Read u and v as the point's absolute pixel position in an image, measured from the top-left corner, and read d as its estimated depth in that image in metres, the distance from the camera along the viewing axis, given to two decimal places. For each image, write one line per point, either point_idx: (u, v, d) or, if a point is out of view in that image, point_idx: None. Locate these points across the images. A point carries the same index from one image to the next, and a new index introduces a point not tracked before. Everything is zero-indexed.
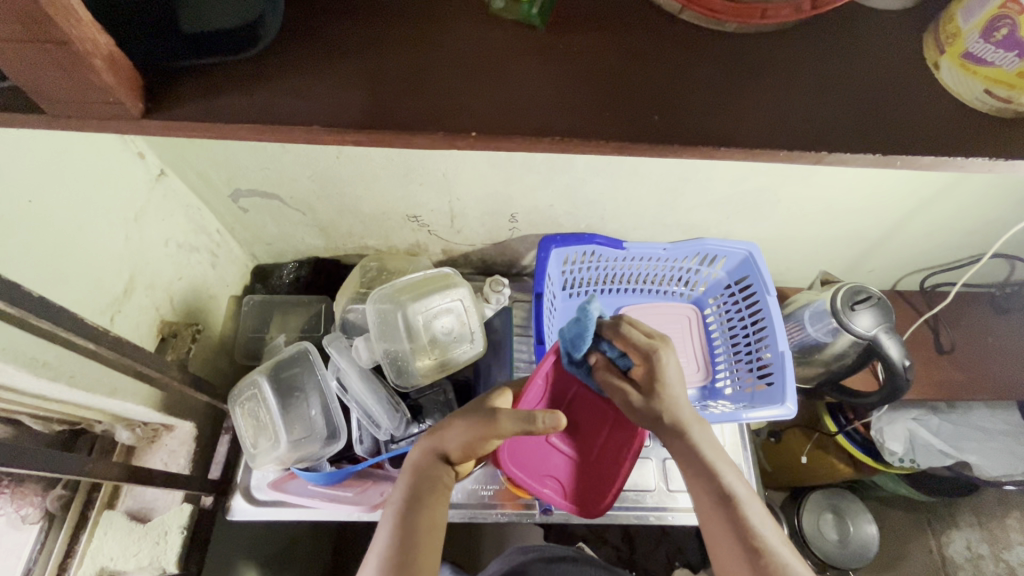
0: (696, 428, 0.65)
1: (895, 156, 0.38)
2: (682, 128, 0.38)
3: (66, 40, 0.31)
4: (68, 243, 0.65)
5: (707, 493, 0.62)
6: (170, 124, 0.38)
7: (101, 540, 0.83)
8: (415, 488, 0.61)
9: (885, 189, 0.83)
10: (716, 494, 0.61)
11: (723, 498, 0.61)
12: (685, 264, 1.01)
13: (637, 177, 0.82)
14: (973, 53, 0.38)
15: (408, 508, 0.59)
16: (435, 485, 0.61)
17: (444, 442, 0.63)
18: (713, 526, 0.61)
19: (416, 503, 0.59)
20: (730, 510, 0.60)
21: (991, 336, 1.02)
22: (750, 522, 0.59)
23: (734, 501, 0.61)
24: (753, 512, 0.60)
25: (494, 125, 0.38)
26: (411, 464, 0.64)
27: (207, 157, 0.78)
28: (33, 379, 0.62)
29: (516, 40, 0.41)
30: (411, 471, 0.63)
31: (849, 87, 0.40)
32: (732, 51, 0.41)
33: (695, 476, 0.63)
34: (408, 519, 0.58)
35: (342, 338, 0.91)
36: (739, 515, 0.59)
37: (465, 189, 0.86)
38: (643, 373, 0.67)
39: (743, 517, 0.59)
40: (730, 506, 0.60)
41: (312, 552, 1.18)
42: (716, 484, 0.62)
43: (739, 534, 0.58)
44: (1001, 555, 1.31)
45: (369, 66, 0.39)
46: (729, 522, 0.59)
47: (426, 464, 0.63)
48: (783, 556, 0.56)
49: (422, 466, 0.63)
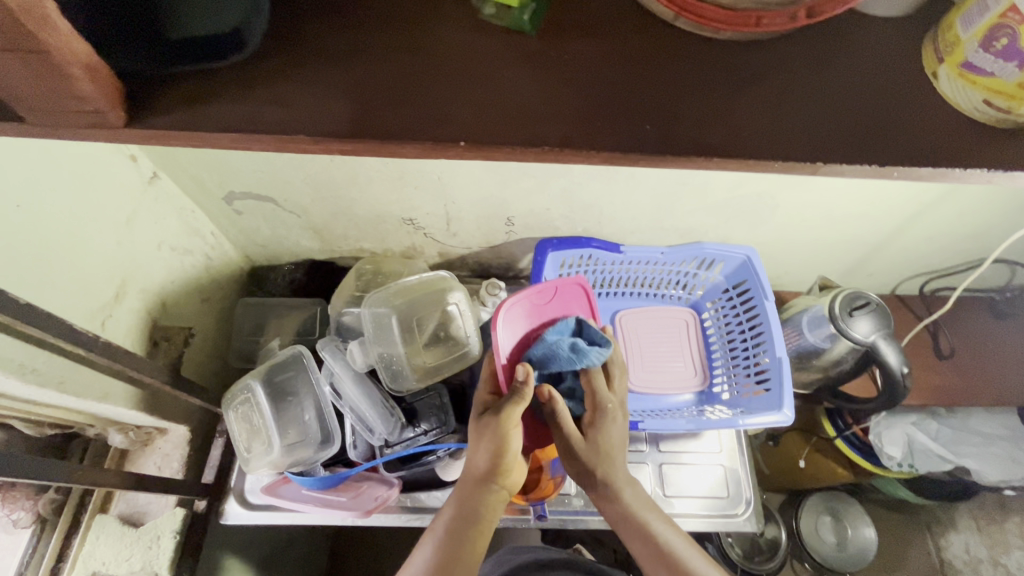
0: (627, 489, 0.64)
1: (892, 168, 0.38)
2: (675, 139, 0.38)
3: (43, 50, 0.30)
4: (58, 248, 0.64)
5: (646, 551, 0.62)
6: (152, 133, 0.37)
7: (92, 545, 0.82)
8: (455, 516, 0.60)
9: (883, 194, 0.82)
10: (655, 553, 0.61)
11: (662, 555, 0.61)
12: (683, 268, 1.00)
13: (634, 181, 0.81)
14: (973, 62, 0.37)
15: (447, 538, 0.59)
16: (475, 508, 0.60)
17: (476, 463, 0.63)
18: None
19: (457, 533, 0.59)
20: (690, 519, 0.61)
21: (991, 342, 1.01)
22: None
23: (673, 558, 0.61)
24: (695, 561, 0.61)
25: (483, 135, 0.37)
26: (455, 491, 0.63)
27: (200, 160, 0.78)
28: (22, 385, 0.62)
29: (506, 47, 0.40)
30: (453, 498, 0.62)
31: (845, 96, 0.39)
32: (726, 59, 0.40)
33: (632, 533, 0.63)
34: (446, 548, 0.58)
35: (338, 341, 0.92)
36: (682, 566, 0.60)
37: (461, 193, 0.85)
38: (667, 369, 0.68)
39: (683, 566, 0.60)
40: (671, 562, 0.60)
41: (308, 553, 1.17)
42: (653, 542, 0.62)
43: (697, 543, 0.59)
44: (1000, 559, 1.30)
45: (356, 74, 0.39)
46: (673, 574, 0.60)
47: (465, 490, 0.62)
48: None
49: (461, 493, 0.62)
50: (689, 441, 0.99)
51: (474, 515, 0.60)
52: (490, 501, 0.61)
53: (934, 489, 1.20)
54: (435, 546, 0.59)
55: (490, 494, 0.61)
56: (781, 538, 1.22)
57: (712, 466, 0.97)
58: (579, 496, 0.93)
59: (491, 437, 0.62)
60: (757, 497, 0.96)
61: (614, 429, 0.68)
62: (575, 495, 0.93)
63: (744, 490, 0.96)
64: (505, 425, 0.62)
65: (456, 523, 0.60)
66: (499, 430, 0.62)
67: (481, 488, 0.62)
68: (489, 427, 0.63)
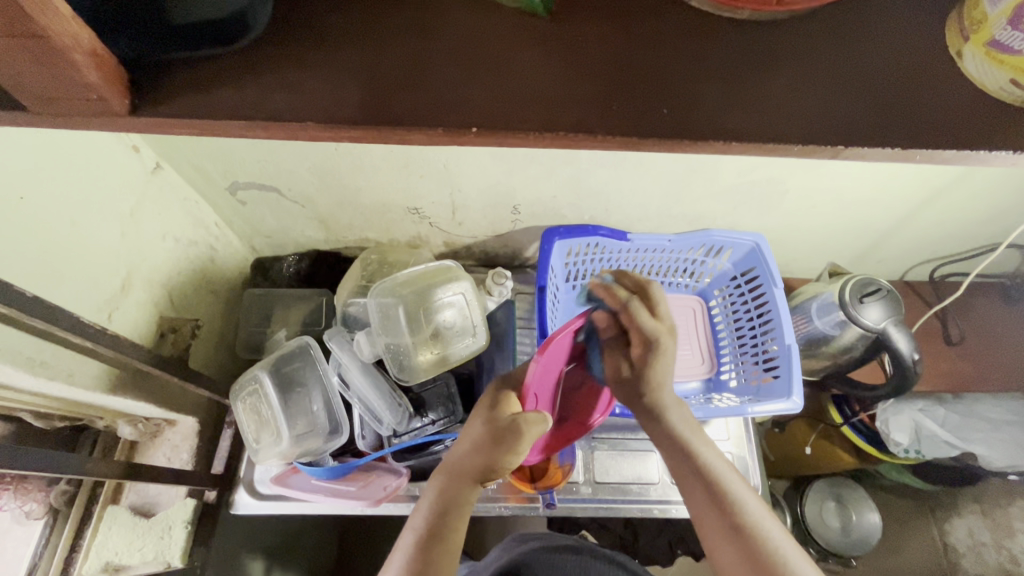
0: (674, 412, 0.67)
1: (914, 151, 0.37)
2: (691, 122, 0.37)
3: (44, 35, 0.29)
4: (62, 239, 0.63)
5: (689, 474, 0.62)
6: (157, 121, 0.36)
7: (105, 534, 0.82)
8: (438, 510, 0.60)
9: (896, 179, 0.81)
10: (698, 475, 0.62)
11: (705, 473, 0.62)
12: (690, 256, 1.00)
13: (643, 167, 0.80)
14: (1000, 40, 0.36)
15: (428, 534, 0.58)
16: (459, 505, 0.60)
17: (465, 461, 0.61)
18: (700, 510, 0.60)
19: (438, 528, 0.58)
20: (711, 486, 0.61)
21: (1001, 327, 1.00)
22: (732, 496, 0.59)
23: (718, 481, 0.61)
24: (735, 486, 0.60)
25: (496, 121, 0.36)
26: (437, 482, 0.63)
27: (204, 151, 0.77)
28: (31, 379, 0.62)
29: (518, 29, 0.39)
30: (433, 489, 0.62)
31: (868, 78, 0.38)
32: (745, 41, 0.39)
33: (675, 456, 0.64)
34: (426, 544, 0.58)
35: (345, 330, 0.91)
36: (724, 494, 0.59)
37: (467, 181, 0.84)
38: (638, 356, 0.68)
39: (724, 492, 0.59)
40: (716, 489, 0.60)
41: (317, 541, 1.18)
42: (697, 463, 0.63)
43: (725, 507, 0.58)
44: (1003, 543, 1.31)
45: (365, 58, 0.38)
46: (714, 501, 0.59)
47: (449, 486, 0.61)
48: (768, 531, 0.56)
49: (443, 486, 0.61)
50: None
51: (455, 510, 0.60)
52: (467, 497, 0.61)
53: (941, 474, 1.20)
54: (416, 542, 0.58)
55: (473, 493, 0.61)
56: (786, 523, 1.23)
57: (720, 453, 0.97)
58: (587, 484, 0.93)
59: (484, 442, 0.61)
60: (765, 484, 0.96)
61: (664, 361, 0.67)
62: (583, 483, 0.93)
63: (753, 477, 0.96)
64: (520, 439, 0.59)
65: (437, 520, 0.59)
66: (511, 442, 0.59)
67: (465, 486, 0.61)
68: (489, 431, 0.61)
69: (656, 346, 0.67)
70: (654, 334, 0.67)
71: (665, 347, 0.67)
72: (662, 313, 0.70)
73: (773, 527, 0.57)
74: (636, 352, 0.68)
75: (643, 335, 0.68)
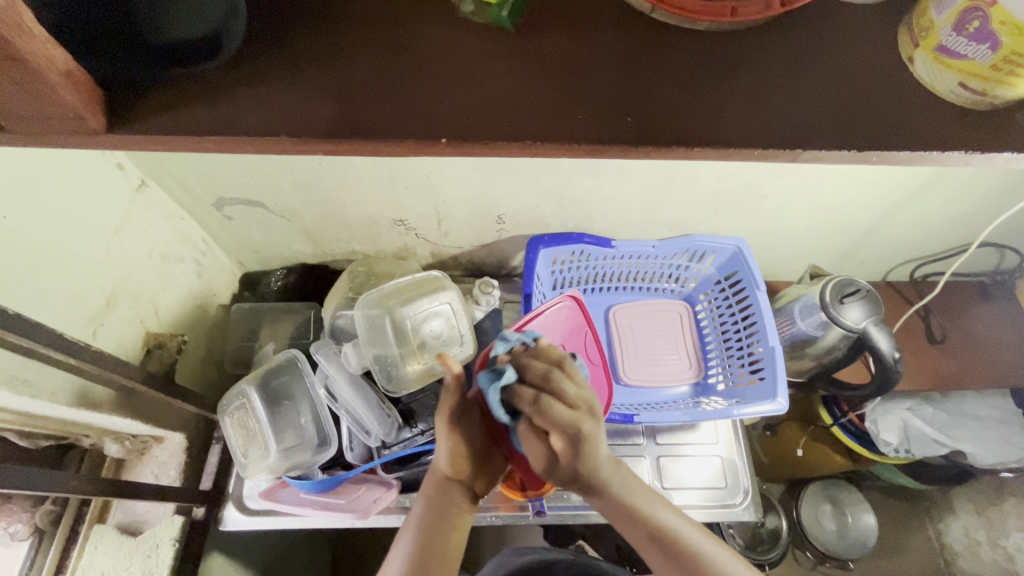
0: (617, 480, 0.57)
1: (871, 153, 0.38)
2: (653, 129, 0.38)
3: (23, 58, 0.30)
4: (44, 260, 0.63)
5: (659, 550, 0.57)
6: (133, 140, 0.37)
7: (92, 555, 0.82)
8: (429, 512, 0.61)
9: (869, 183, 0.82)
10: (656, 541, 0.57)
11: (660, 535, 0.57)
12: (675, 261, 1.01)
13: (623, 175, 0.82)
14: (946, 45, 0.38)
15: (422, 533, 0.60)
16: (447, 507, 0.61)
17: (441, 464, 0.63)
18: (662, 570, 0.57)
19: (436, 524, 0.60)
20: (669, 549, 0.56)
21: (983, 325, 1.01)
22: (685, 543, 0.56)
23: (674, 542, 0.56)
24: (691, 538, 0.57)
25: (462, 131, 0.37)
26: (424, 488, 0.64)
27: (190, 167, 0.78)
28: (14, 397, 0.62)
29: (486, 43, 0.40)
30: (421, 495, 0.64)
31: (822, 83, 0.40)
32: (703, 51, 0.41)
33: (627, 526, 0.58)
34: (424, 543, 0.59)
35: (332, 343, 0.92)
36: (687, 558, 0.56)
37: (450, 192, 0.85)
38: (563, 449, 0.53)
39: (684, 552, 0.56)
40: (671, 546, 0.56)
41: (309, 559, 1.17)
42: (650, 528, 0.57)
43: (680, 567, 0.55)
44: (999, 541, 1.30)
45: (339, 73, 0.39)
46: (673, 560, 0.56)
47: (435, 490, 0.63)
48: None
49: (428, 489, 0.63)
50: (686, 433, 0.99)
51: (446, 514, 0.61)
52: (456, 497, 0.62)
53: (932, 473, 1.20)
54: (409, 549, 0.59)
55: (458, 494, 0.62)
56: (781, 527, 1.23)
57: (710, 457, 0.98)
58: (577, 491, 0.93)
59: (448, 436, 0.61)
60: (755, 485, 0.96)
61: (594, 446, 0.53)
62: (574, 490, 0.94)
63: (742, 480, 0.96)
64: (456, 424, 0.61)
65: (431, 521, 0.60)
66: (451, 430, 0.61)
67: (449, 488, 0.62)
68: (443, 427, 0.61)
69: (581, 438, 0.52)
70: (575, 427, 0.52)
71: (593, 433, 0.53)
72: (577, 394, 0.55)
73: (733, 572, 0.55)
74: (557, 446, 0.53)
75: (561, 429, 0.52)
